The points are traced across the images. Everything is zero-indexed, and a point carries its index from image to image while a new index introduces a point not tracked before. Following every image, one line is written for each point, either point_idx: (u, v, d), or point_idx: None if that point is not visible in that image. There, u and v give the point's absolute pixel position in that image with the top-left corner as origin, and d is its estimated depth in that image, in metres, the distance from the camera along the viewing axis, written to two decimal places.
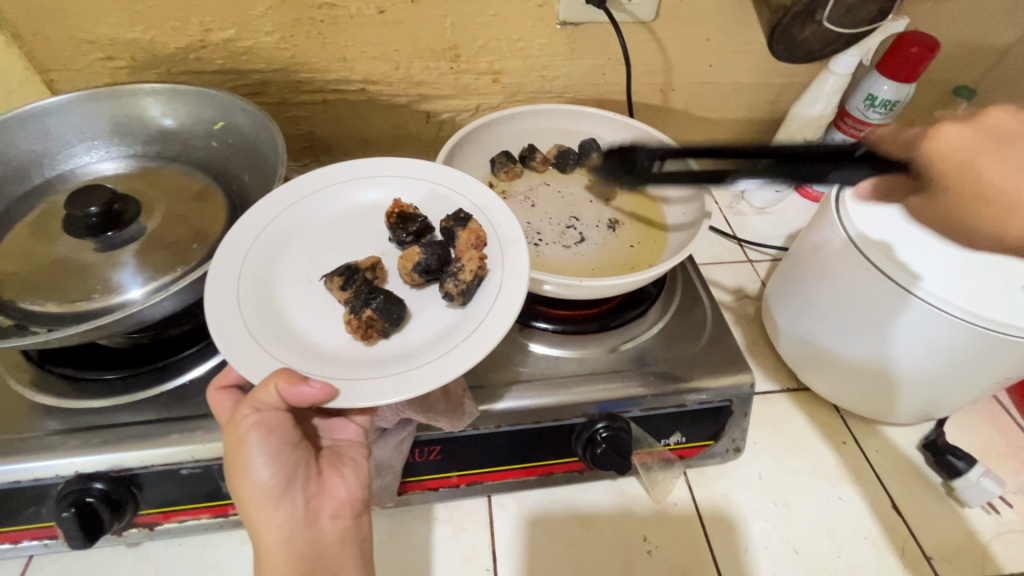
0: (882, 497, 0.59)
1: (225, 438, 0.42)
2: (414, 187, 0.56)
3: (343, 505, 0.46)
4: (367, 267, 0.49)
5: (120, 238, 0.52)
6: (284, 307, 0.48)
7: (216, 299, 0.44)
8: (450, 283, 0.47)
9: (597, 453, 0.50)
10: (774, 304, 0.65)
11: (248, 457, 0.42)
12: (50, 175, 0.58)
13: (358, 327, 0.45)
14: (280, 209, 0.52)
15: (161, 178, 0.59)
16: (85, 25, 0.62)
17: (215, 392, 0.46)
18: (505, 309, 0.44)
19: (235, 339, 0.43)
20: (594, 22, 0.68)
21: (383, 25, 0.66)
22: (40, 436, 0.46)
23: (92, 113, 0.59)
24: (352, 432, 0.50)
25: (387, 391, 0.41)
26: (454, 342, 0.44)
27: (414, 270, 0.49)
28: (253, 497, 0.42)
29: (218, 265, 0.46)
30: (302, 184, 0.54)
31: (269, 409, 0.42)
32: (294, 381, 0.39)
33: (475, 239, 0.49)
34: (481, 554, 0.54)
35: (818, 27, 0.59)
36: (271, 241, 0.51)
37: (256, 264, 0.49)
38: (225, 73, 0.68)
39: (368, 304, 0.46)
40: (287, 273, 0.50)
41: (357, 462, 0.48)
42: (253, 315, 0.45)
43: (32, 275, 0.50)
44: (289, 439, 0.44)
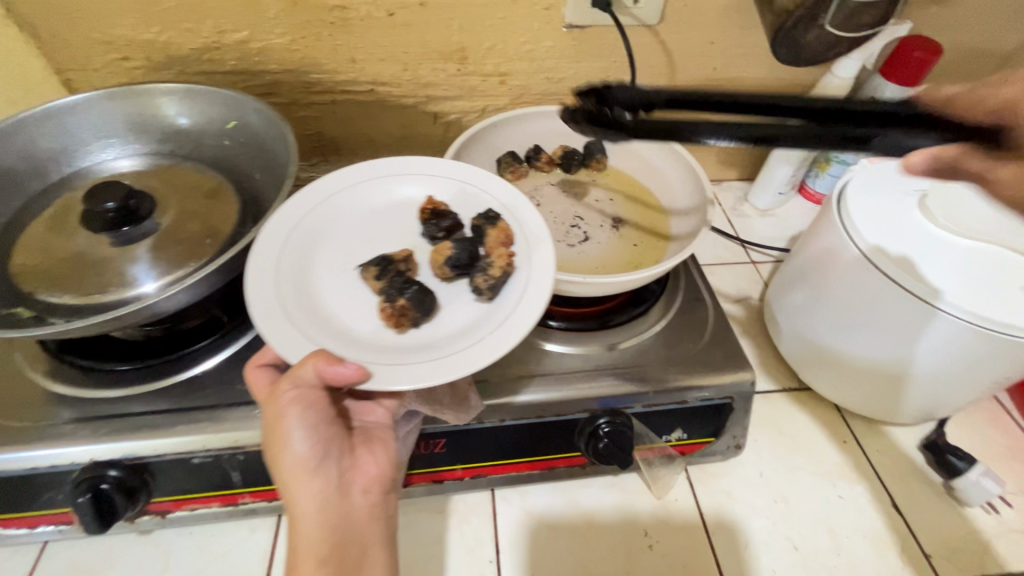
0: (882, 495, 0.59)
1: (266, 411, 0.43)
2: (446, 184, 0.57)
3: (374, 481, 0.47)
4: (401, 258, 0.51)
5: (136, 233, 0.54)
6: (319, 293, 0.49)
7: (256, 280, 0.46)
8: (480, 278, 0.48)
9: (599, 447, 0.51)
10: (777, 303, 0.66)
11: (287, 430, 0.43)
12: (67, 172, 0.60)
13: (392, 315, 0.47)
14: (316, 201, 0.53)
15: (175, 175, 0.60)
16: (103, 26, 0.64)
17: (253, 369, 0.47)
18: (534, 303, 0.45)
19: (274, 320, 0.44)
20: (600, 25, 0.69)
21: (393, 27, 0.67)
22: (56, 425, 0.48)
23: (109, 111, 0.60)
24: (381, 414, 0.49)
25: (418, 376, 0.42)
26: (482, 333, 0.45)
27: (446, 263, 0.50)
28: (289, 468, 0.43)
29: (258, 249, 0.48)
30: (335, 179, 0.55)
31: (308, 385, 0.43)
32: (331, 361, 0.40)
33: (503, 237, 0.50)
34: (484, 546, 0.54)
35: (821, 31, 0.59)
36: (308, 230, 0.52)
37: (295, 251, 0.50)
38: (238, 73, 0.70)
39: (402, 293, 0.48)
40: (322, 262, 0.51)
41: (387, 442, 0.48)
42: (291, 298, 0.46)
43: (51, 268, 0.52)
44: (326, 415, 0.45)
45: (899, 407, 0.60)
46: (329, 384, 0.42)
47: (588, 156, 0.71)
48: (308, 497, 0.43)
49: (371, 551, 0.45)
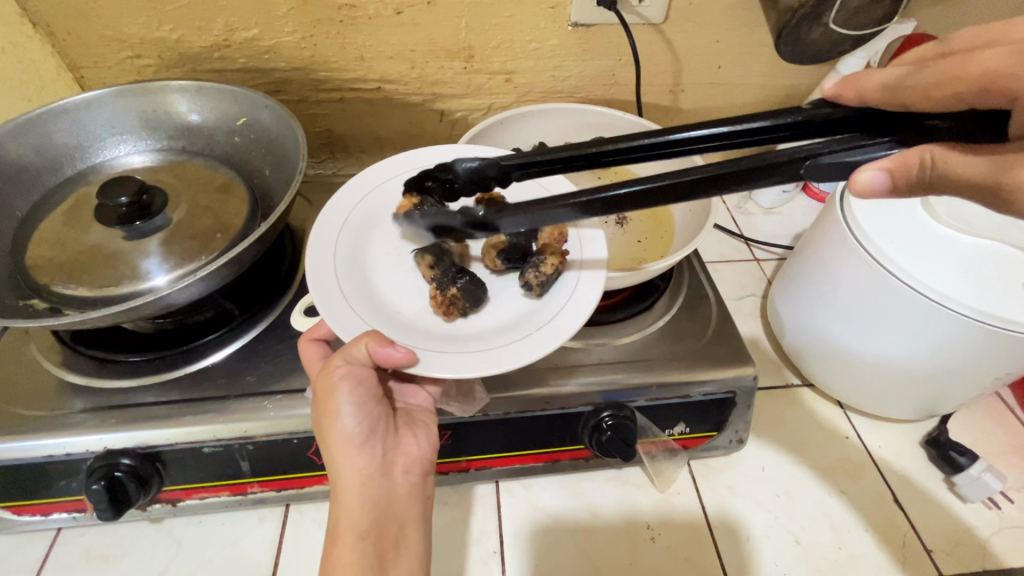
0: (883, 490, 0.59)
1: (318, 386, 0.45)
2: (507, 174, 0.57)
3: (416, 462, 0.47)
4: (457, 251, 0.51)
5: (148, 228, 0.55)
6: (374, 275, 0.50)
7: (316, 258, 0.47)
8: (531, 273, 0.48)
9: (602, 439, 0.52)
10: (778, 296, 0.67)
11: (336, 404, 0.44)
12: (82, 167, 0.61)
13: (443, 303, 0.47)
14: (379, 184, 0.54)
15: (187, 171, 0.61)
16: (116, 24, 0.65)
17: (306, 343, 0.51)
18: (582, 303, 0.46)
19: (329, 297, 0.45)
20: (605, 23, 0.70)
21: (401, 26, 0.68)
22: (71, 414, 0.49)
23: (123, 108, 0.61)
24: (423, 398, 0.51)
25: (463, 365, 0.43)
26: (529, 328, 0.46)
27: (498, 254, 0.52)
28: (337, 441, 0.44)
29: (319, 228, 0.50)
30: (400, 162, 0.56)
31: (358, 362, 0.45)
32: (383, 343, 0.42)
33: (559, 234, 0.51)
34: (488, 537, 0.55)
35: (826, 29, 0.60)
36: (368, 214, 0.53)
37: (354, 234, 0.51)
38: (248, 71, 0.71)
39: (454, 281, 0.48)
40: (380, 246, 0.52)
41: (430, 424, 0.50)
42: (350, 278, 0.48)
43: (65, 261, 0.53)
44: (374, 393, 0.47)
45: (911, 404, 0.60)
46: (377, 364, 0.44)
47: None
48: (354, 470, 0.44)
49: (408, 529, 0.45)
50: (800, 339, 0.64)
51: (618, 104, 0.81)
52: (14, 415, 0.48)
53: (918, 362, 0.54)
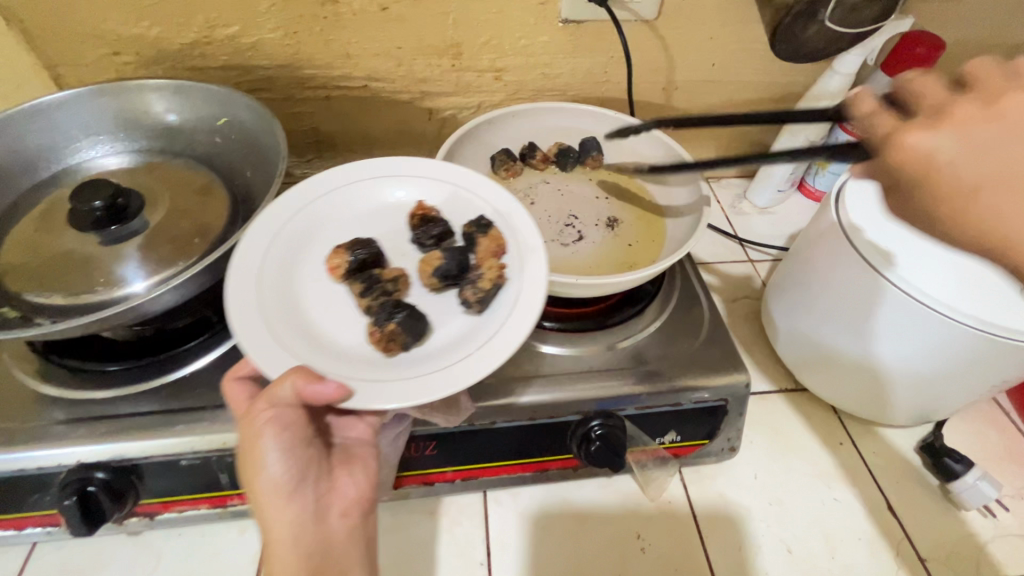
0: (878, 497, 0.59)
1: (240, 431, 0.42)
2: (437, 187, 0.55)
3: (353, 505, 0.45)
4: (389, 278, 0.50)
5: (124, 232, 0.53)
6: (302, 303, 0.48)
7: (236, 294, 0.45)
8: (469, 291, 0.48)
9: (591, 450, 0.51)
10: (772, 300, 0.65)
11: (262, 452, 0.42)
12: (57, 169, 0.59)
13: (380, 340, 0.45)
14: (301, 207, 0.52)
15: (166, 172, 0.59)
16: (92, 20, 0.63)
17: (230, 383, 0.47)
18: (523, 319, 0.44)
19: (248, 324, 0.43)
20: (597, 20, 0.68)
21: (388, 22, 0.66)
22: (47, 426, 0.47)
23: (98, 108, 0.59)
24: (362, 430, 0.48)
25: (405, 395, 0.41)
26: (469, 349, 0.44)
27: (434, 274, 0.50)
28: (264, 490, 0.42)
29: (239, 261, 0.47)
30: (324, 180, 0.54)
31: (286, 405, 0.42)
32: (310, 380, 0.40)
33: (495, 247, 0.49)
34: (475, 548, 0.54)
35: (821, 27, 0.58)
36: (292, 237, 0.51)
37: (278, 262, 0.49)
38: (230, 69, 0.69)
39: (391, 317, 0.46)
40: (308, 270, 0.51)
41: (369, 461, 0.47)
42: (276, 310, 0.46)
43: (39, 267, 0.51)
44: (303, 435, 0.44)
45: (895, 410, 0.59)
46: (307, 402, 0.41)
47: (583, 154, 0.69)
48: (282, 521, 0.42)
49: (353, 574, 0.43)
50: (794, 349, 0.63)
51: (610, 102, 0.79)
52: None
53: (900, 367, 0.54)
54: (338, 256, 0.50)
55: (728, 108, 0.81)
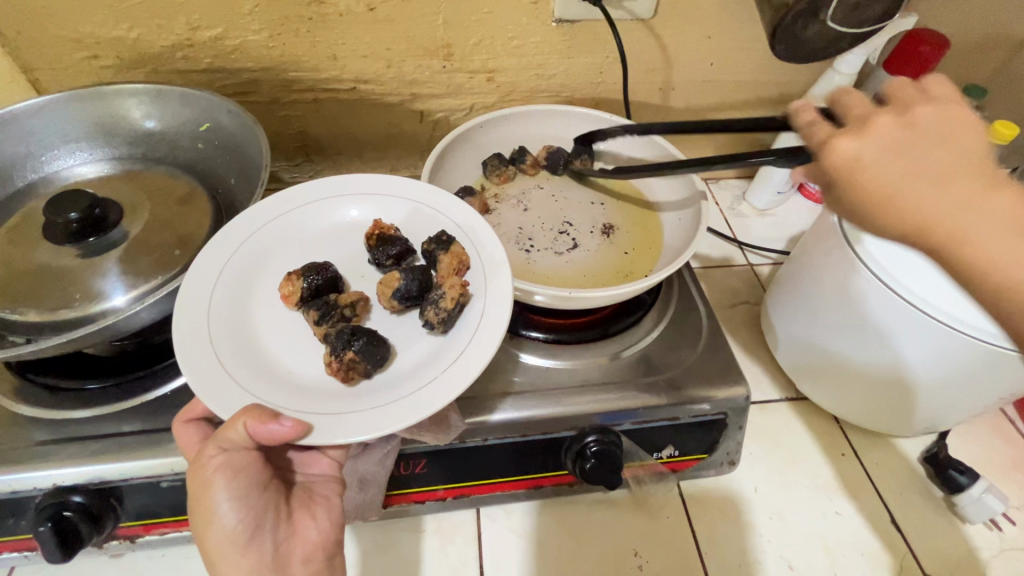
0: (881, 510, 0.57)
1: (190, 480, 0.41)
2: (397, 204, 0.54)
3: (316, 548, 0.44)
4: (347, 303, 0.48)
5: (103, 244, 0.51)
6: (256, 334, 0.47)
7: (185, 334, 0.43)
8: (431, 311, 0.46)
9: (585, 468, 0.49)
10: (773, 309, 0.64)
11: (212, 501, 0.40)
12: (33, 178, 0.57)
13: (339, 369, 0.44)
14: (252, 234, 0.51)
15: (146, 181, 0.58)
16: (69, 23, 0.61)
17: (180, 426, 0.45)
18: (488, 340, 0.43)
19: (199, 361, 0.42)
20: (591, 19, 0.66)
21: (375, 22, 0.64)
22: (22, 447, 0.46)
23: (75, 115, 0.57)
24: (325, 465, 0.48)
25: (366, 427, 0.40)
26: (434, 372, 0.43)
27: (393, 296, 0.48)
28: (218, 542, 0.41)
29: (184, 297, 0.45)
30: (274, 202, 0.53)
31: (237, 448, 0.41)
32: (263, 420, 0.38)
33: (457, 264, 0.48)
34: (468, 567, 0.53)
35: (822, 27, 0.56)
36: (243, 265, 0.50)
37: (228, 293, 0.48)
38: (213, 72, 0.67)
39: (348, 345, 0.44)
40: (261, 298, 0.50)
41: (330, 500, 0.46)
42: (228, 346, 0.45)
43: (13, 282, 0.49)
44: (258, 480, 0.43)
45: (909, 420, 0.57)
46: (260, 443, 0.40)
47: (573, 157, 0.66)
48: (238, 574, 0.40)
49: None
50: (797, 359, 0.61)
51: (606, 103, 0.77)
52: None
53: (906, 375, 0.52)
54: (290, 283, 0.48)
55: (727, 108, 0.79)
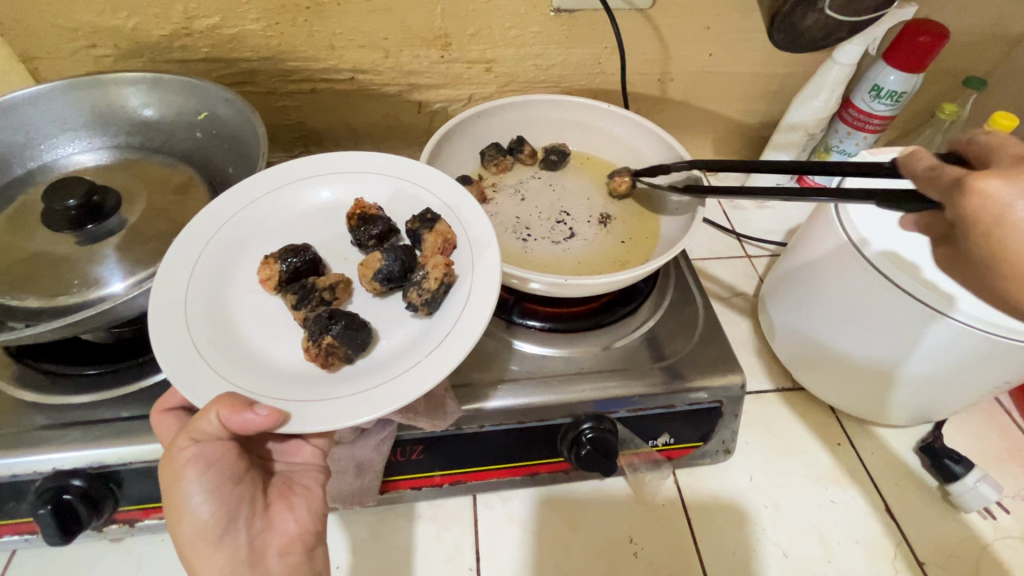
0: (875, 499, 0.58)
1: (162, 472, 0.41)
2: (383, 185, 0.55)
3: (293, 540, 0.44)
4: (325, 286, 0.48)
5: (101, 231, 0.51)
6: (235, 319, 0.47)
7: (161, 322, 0.43)
8: (414, 293, 0.46)
9: (581, 454, 0.49)
10: (770, 299, 0.63)
11: (184, 495, 0.40)
12: (32, 166, 0.57)
13: (318, 355, 0.44)
14: (229, 218, 0.51)
15: (145, 169, 0.58)
16: (67, 11, 0.61)
17: (158, 416, 0.45)
18: (470, 325, 0.43)
19: (177, 351, 0.42)
20: (589, 8, 0.66)
21: (372, 12, 0.64)
22: (20, 432, 0.46)
23: (74, 102, 0.58)
24: (309, 454, 0.48)
25: (343, 414, 0.40)
26: (416, 357, 0.43)
27: (375, 278, 0.48)
28: (191, 535, 0.40)
29: (161, 283, 0.45)
30: (256, 186, 0.53)
31: (211, 440, 0.41)
32: (237, 409, 0.38)
33: (442, 243, 0.48)
34: (464, 553, 0.53)
35: (820, 16, 0.55)
36: (221, 251, 0.50)
37: (206, 278, 0.48)
38: (211, 61, 0.67)
39: (327, 329, 0.44)
40: (240, 282, 0.50)
41: (309, 492, 0.46)
42: (206, 333, 0.44)
43: (12, 269, 0.50)
44: (232, 472, 0.43)
45: (905, 409, 0.57)
46: (234, 432, 0.40)
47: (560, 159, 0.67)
48: (212, 569, 0.40)
49: None
50: (791, 346, 0.61)
51: (604, 94, 0.77)
52: None
53: (899, 367, 0.52)
54: (268, 267, 0.48)
55: (726, 99, 0.79)
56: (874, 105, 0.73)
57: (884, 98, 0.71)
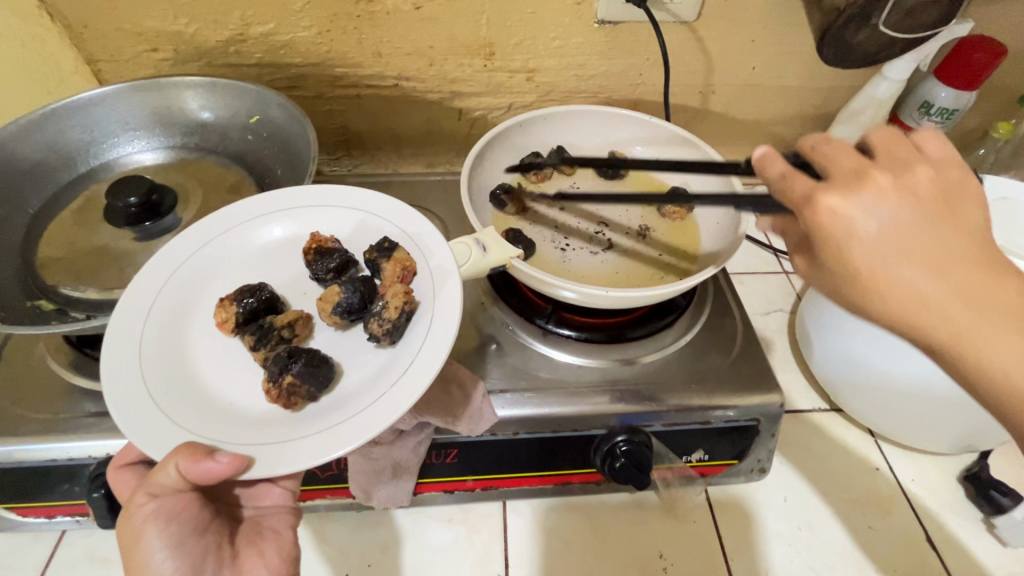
0: (916, 528, 0.56)
1: (122, 531, 0.40)
2: (342, 216, 0.52)
3: None
4: (284, 323, 0.45)
5: (157, 228, 0.54)
6: (193, 362, 0.45)
7: (113, 376, 0.40)
8: (374, 323, 0.44)
9: (615, 467, 0.49)
10: (813, 322, 0.61)
11: (146, 553, 0.40)
12: (94, 164, 0.60)
13: (280, 396, 0.41)
14: (180, 260, 0.48)
15: (200, 170, 0.61)
16: (132, 17, 0.63)
17: (114, 472, 0.44)
18: (434, 355, 0.41)
19: (127, 399, 0.39)
20: (634, 21, 0.66)
21: (420, 21, 0.66)
22: (77, 418, 0.48)
23: (136, 103, 0.60)
24: (276, 496, 0.48)
25: (315, 453, 0.37)
26: (383, 388, 0.40)
27: (334, 311, 0.46)
28: None
29: (110, 337, 0.42)
30: (204, 226, 0.50)
31: (168, 493, 0.40)
32: (197, 459, 0.36)
33: (401, 271, 0.46)
34: (494, 558, 0.54)
35: (873, 32, 0.55)
36: (176, 292, 0.47)
37: (160, 324, 0.45)
38: (263, 66, 0.69)
39: (285, 368, 0.42)
40: (199, 322, 0.47)
41: (279, 535, 0.46)
42: (161, 380, 0.42)
43: (76, 262, 0.52)
44: (195, 525, 0.42)
45: (950, 437, 0.55)
46: (192, 483, 0.38)
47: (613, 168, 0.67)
48: None
49: None
50: (835, 372, 0.59)
51: (644, 105, 0.77)
52: (18, 417, 0.48)
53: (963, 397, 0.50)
54: (223, 309, 0.46)
55: (768, 112, 0.78)
56: (923, 122, 0.71)
57: (934, 115, 0.70)
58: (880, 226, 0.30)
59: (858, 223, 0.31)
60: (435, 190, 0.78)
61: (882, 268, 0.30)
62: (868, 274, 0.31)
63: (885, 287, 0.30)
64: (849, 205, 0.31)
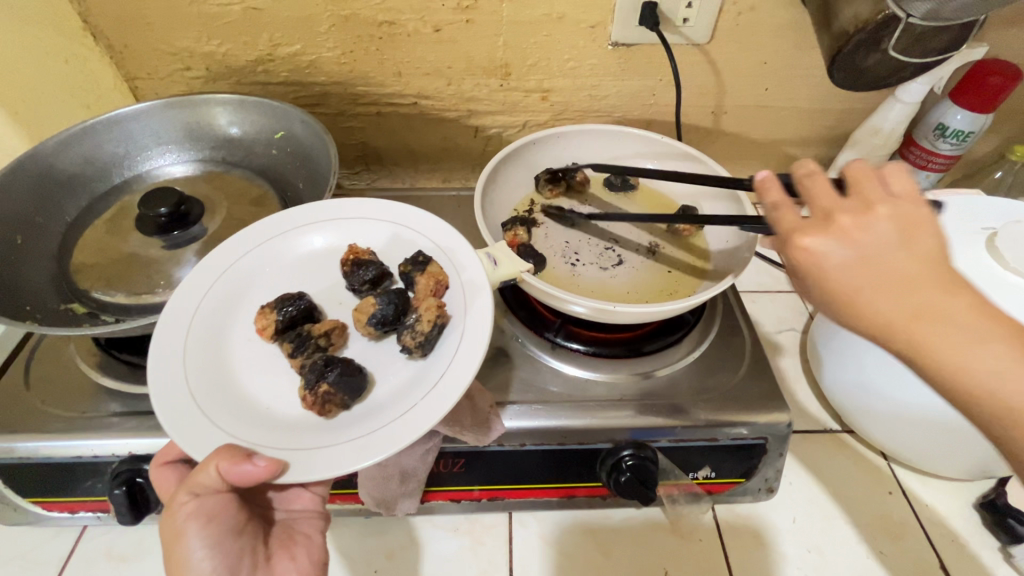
0: (929, 556, 0.55)
1: (163, 526, 0.41)
2: (378, 229, 0.54)
3: None
4: (321, 332, 0.47)
5: (184, 238, 0.57)
6: (232, 366, 0.46)
7: (160, 380, 0.42)
8: (408, 336, 0.45)
9: (620, 481, 0.49)
10: (822, 346, 0.61)
11: (186, 550, 0.41)
12: (129, 175, 0.63)
13: (314, 403, 0.43)
14: (223, 269, 0.50)
15: (227, 182, 0.64)
16: (169, 38, 0.67)
17: (157, 469, 0.46)
18: (465, 368, 0.42)
19: (175, 399, 0.41)
20: (647, 43, 0.68)
21: (439, 42, 0.68)
22: (102, 417, 0.50)
23: (169, 119, 0.64)
24: (308, 501, 0.49)
25: (350, 459, 0.39)
26: (415, 399, 0.42)
27: (368, 322, 0.47)
28: None
29: (157, 341, 0.44)
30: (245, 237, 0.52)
31: (209, 493, 0.41)
32: (237, 461, 0.37)
33: (434, 285, 0.48)
34: (498, 569, 0.54)
35: (883, 56, 0.55)
36: (218, 301, 0.49)
37: (204, 330, 0.47)
38: (288, 85, 0.72)
39: (323, 377, 0.43)
40: (239, 329, 0.49)
41: (309, 539, 0.47)
42: (204, 384, 0.43)
43: (107, 268, 0.55)
44: (232, 525, 0.43)
45: (967, 464, 0.54)
46: (231, 484, 0.39)
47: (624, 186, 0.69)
48: None
49: None
50: (844, 398, 0.59)
51: (657, 125, 0.78)
52: (47, 415, 0.50)
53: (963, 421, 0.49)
54: (264, 316, 0.48)
55: (780, 133, 0.79)
56: (939, 143, 0.71)
57: (950, 136, 0.70)
58: (844, 257, 0.33)
59: (825, 258, 0.34)
60: (450, 205, 0.80)
61: (851, 292, 0.33)
62: (844, 295, 0.33)
63: (859, 306, 0.33)
64: (819, 245, 0.34)
